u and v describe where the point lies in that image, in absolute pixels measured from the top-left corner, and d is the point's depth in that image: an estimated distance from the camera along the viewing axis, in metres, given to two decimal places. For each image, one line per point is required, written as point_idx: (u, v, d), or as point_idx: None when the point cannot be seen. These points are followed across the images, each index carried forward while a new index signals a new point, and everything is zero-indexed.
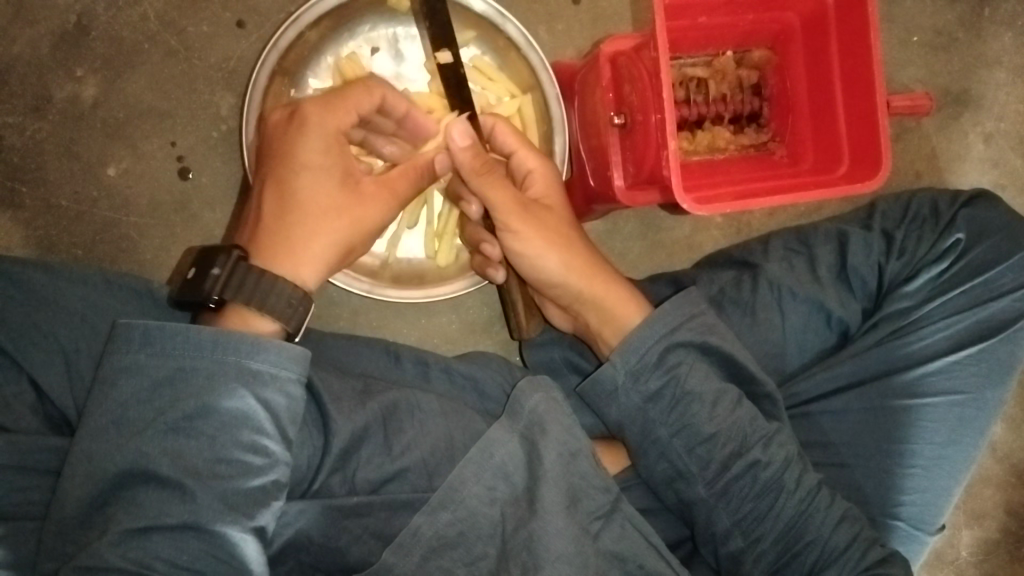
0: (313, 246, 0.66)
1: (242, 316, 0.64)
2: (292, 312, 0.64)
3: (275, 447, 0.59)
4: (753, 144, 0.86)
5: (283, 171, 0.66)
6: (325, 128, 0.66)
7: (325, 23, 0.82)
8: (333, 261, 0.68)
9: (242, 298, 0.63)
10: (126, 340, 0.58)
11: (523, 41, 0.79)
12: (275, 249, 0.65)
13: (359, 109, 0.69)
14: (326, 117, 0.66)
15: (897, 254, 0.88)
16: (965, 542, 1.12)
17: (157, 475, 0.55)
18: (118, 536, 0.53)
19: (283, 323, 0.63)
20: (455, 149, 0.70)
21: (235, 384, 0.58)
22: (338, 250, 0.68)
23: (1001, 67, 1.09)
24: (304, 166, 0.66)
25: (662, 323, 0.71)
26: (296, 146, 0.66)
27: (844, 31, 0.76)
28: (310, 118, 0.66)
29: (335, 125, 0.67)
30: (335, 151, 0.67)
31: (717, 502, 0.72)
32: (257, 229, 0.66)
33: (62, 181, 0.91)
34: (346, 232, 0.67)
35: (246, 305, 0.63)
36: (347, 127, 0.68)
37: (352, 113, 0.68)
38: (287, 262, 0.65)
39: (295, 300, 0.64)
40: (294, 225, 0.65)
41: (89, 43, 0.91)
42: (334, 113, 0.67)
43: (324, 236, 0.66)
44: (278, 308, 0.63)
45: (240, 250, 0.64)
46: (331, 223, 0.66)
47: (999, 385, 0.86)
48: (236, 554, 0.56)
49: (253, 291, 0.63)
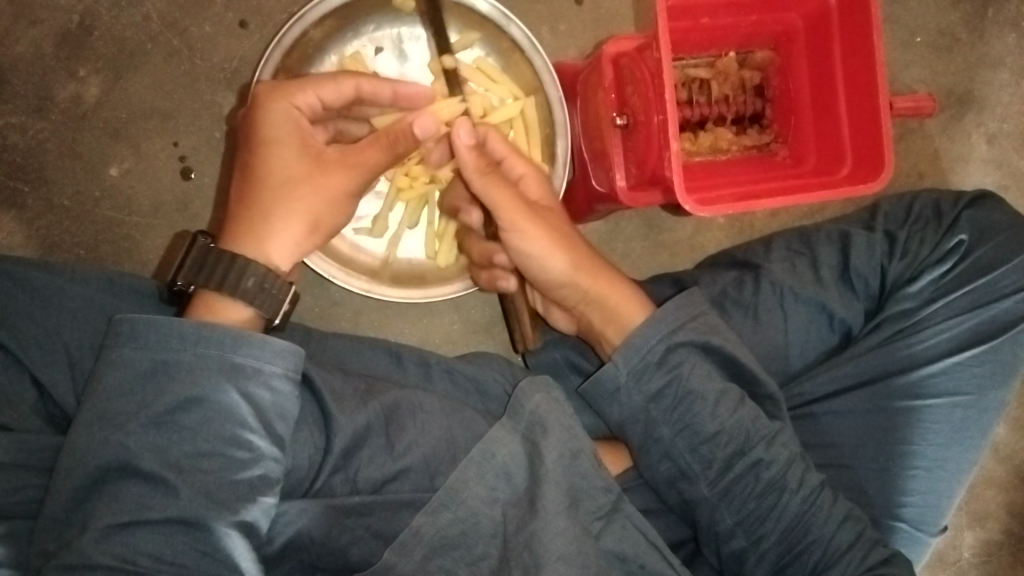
0: (278, 221, 0.66)
1: (207, 303, 0.64)
2: (257, 292, 0.64)
3: (260, 441, 0.59)
4: (756, 145, 0.86)
5: (244, 152, 0.67)
6: (277, 104, 0.66)
7: (330, 22, 0.82)
8: (303, 237, 0.67)
9: (203, 279, 0.64)
10: (116, 335, 0.59)
11: (527, 43, 0.80)
12: (239, 229, 0.66)
13: (321, 95, 0.68)
14: (277, 96, 0.66)
15: (899, 255, 0.87)
16: (968, 544, 1.12)
17: (139, 469, 0.56)
18: (101, 532, 0.53)
19: (249, 304, 0.64)
20: (462, 146, 0.69)
21: (218, 377, 0.58)
22: (307, 222, 0.67)
23: (1005, 68, 1.09)
24: (262, 142, 0.66)
25: (664, 323, 0.71)
26: (252, 126, 0.66)
27: (846, 31, 0.76)
28: (261, 98, 0.66)
29: (287, 101, 0.66)
30: (291, 126, 0.66)
31: (720, 501, 0.72)
32: (229, 210, 0.67)
33: (64, 180, 0.91)
34: (309, 204, 0.66)
35: (207, 288, 0.64)
36: (305, 106, 0.67)
37: (310, 94, 0.67)
38: (252, 242, 0.65)
39: (259, 278, 0.64)
40: (257, 203, 0.65)
41: (91, 44, 0.91)
42: (289, 92, 0.67)
43: (287, 210, 0.66)
44: (240, 287, 0.64)
45: (205, 235, 0.66)
46: (290, 196, 0.65)
47: (1000, 385, 0.85)
48: (222, 547, 0.56)
49: (212, 271, 0.64)
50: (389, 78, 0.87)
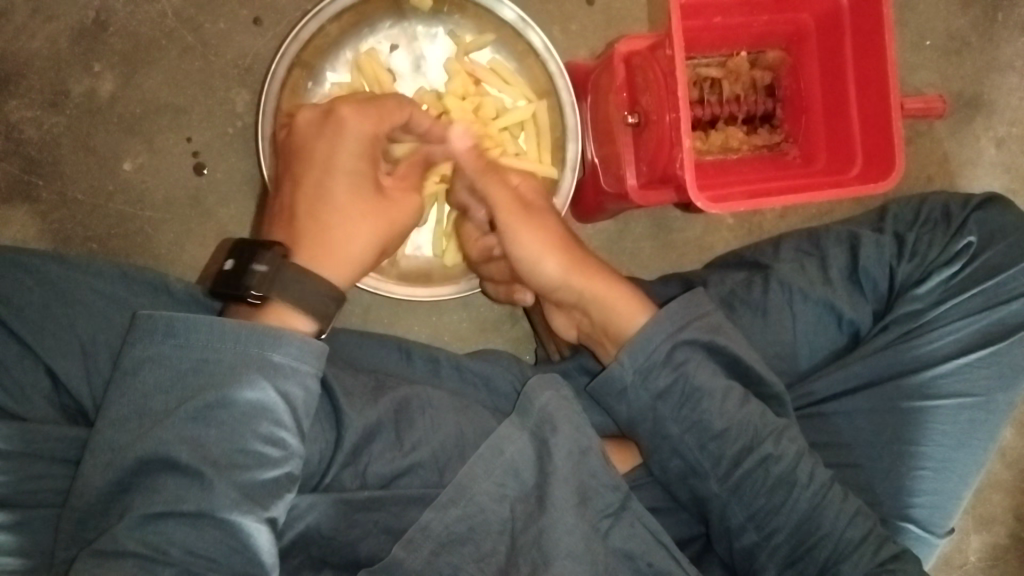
0: (356, 247, 0.67)
1: (278, 313, 0.64)
2: (329, 311, 0.65)
3: (291, 440, 0.60)
4: (766, 144, 0.87)
5: (314, 175, 0.66)
6: (361, 132, 0.66)
7: (348, 16, 0.83)
8: (372, 261, 0.69)
9: (284, 293, 0.63)
10: (151, 330, 0.59)
11: (544, 49, 0.81)
12: (317, 250, 0.66)
13: (394, 122, 0.69)
14: (362, 122, 0.66)
15: (908, 256, 0.88)
16: (974, 547, 1.12)
17: (176, 463, 0.56)
18: (136, 519, 0.54)
19: (320, 321, 0.65)
20: (460, 148, 0.75)
21: (256, 375, 0.58)
22: (378, 249, 0.69)
23: (1014, 72, 1.09)
24: (340, 171, 0.66)
25: (669, 322, 0.71)
26: (327, 152, 0.66)
27: (857, 32, 0.76)
28: (338, 124, 0.66)
29: (370, 129, 0.67)
30: (369, 154, 0.67)
31: (730, 497, 0.72)
32: (288, 228, 0.66)
33: (78, 175, 0.92)
34: (384, 233, 0.68)
35: (287, 302, 0.63)
36: (382, 132, 0.68)
37: (387, 123, 0.68)
38: (332, 262, 0.66)
39: (330, 298, 0.65)
40: (334, 223, 0.66)
41: (106, 39, 0.92)
42: (368, 118, 0.67)
43: (367, 234, 0.67)
44: (319, 305, 0.64)
45: (281, 246, 0.64)
46: (369, 224, 0.67)
47: (1010, 387, 0.86)
48: (250, 545, 0.56)
49: (295, 287, 0.63)
50: (402, 76, 0.88)
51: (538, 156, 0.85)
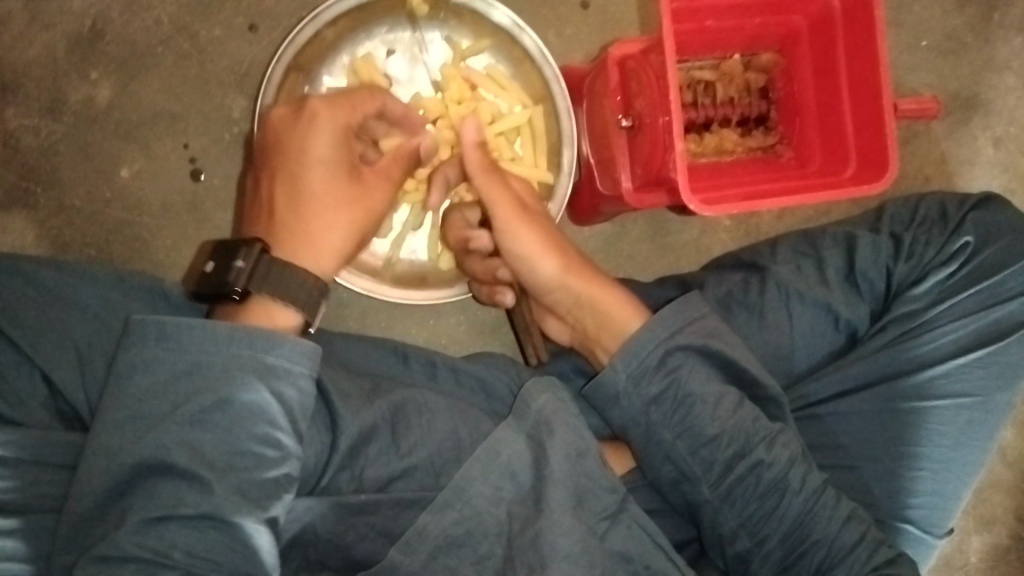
0: (333, 237, 0.67)
1: (264, 308, 0.64)
2: (315, 303, 0.66)
3: (288, 440, 0.60)
4: (761, 146, 0.87)
5: (290, 166, 0.66)
6: (333, 123, 0.67)
7: (344, 22, 0.83)
8: (350, 251, 0.69)
9: (268, 288, 0.64)
10: (142, 336, 0.59)
11: (538, 53, 0.81)
12: (298, 243, 0.66)
13: (365, 109, 0.70)
14: (335, 112, 0.67)
15: (905, 257, 0.88)
16: (975, 547, 1.12)
17: (174, 467, 0.56)
18: (135, 525, 0.54)
19: (305, 313, 0.65)
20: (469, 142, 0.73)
21: (251, 377, 0.59)
22: (356, 239, 0.69)
23: (1011, 72, 1.09)
24: (316, 161, 0.66)
25: (661, 327, 0.72)
26: (301, 142, 0.66)
27: (849, 34, 0.77)
28: (311, 114, 0.66)
29: (342, 119, 0.67)
30: (342, 143, 0.67)
31: (722, 503, 0.72)
32: (268, 221, 0.67)
33: (75, 182, 0.92)
34: (360, 222, 0.69)
35: (271, 297, 0.64)
36: (354, 122, 0.69)
37: (358, 112, 0.69)
38: (312, 254, 0.66)
39: (313, 290, 0.65)
40: (311, 214, 0.66)
41: (103, 47, 0.92)
42: (341, 108, 0.68)
43: (343, 223, 0.67)
44: (303, 298, 0.65)
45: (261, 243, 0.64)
46: (344, 213, 0.67)
47: (1008, 387, 0.85)
48: (250, 545, 0.56)
49: (278, 282, 0.64)
50: (399, 81, 0.88)
51: (534, 161, 0.85)
